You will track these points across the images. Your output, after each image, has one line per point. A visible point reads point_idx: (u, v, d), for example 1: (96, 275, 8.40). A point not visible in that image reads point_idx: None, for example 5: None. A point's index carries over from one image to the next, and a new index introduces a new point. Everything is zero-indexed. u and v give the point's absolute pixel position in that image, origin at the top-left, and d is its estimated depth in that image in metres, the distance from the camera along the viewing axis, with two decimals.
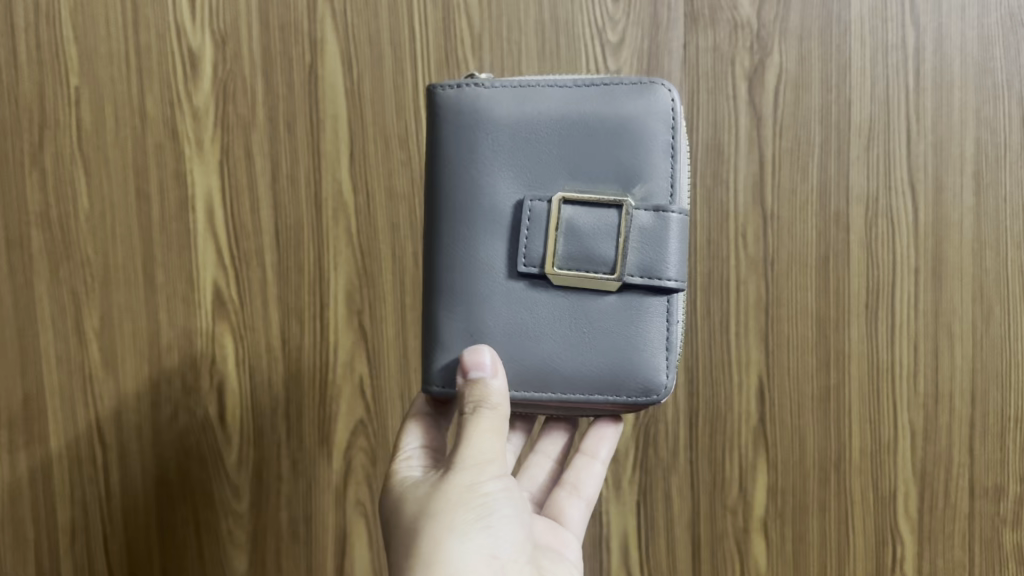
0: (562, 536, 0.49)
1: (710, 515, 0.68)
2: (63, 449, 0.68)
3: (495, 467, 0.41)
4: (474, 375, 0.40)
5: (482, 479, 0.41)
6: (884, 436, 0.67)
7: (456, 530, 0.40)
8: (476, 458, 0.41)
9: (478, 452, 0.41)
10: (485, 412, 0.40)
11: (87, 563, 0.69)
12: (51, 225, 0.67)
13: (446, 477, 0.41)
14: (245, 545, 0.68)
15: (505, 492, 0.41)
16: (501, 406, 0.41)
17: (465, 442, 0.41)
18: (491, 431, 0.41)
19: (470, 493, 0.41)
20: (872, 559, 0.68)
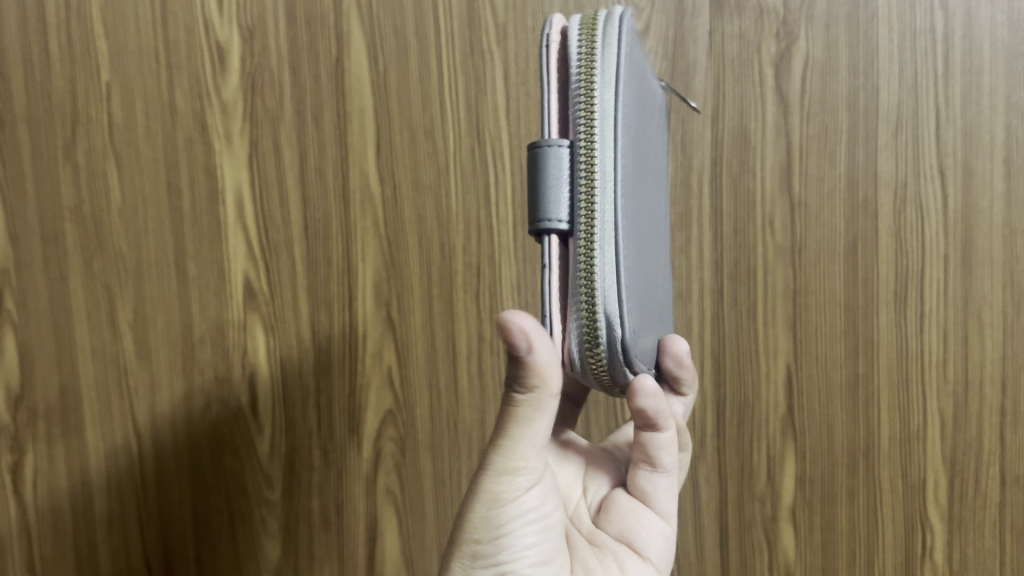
0: (643, 530, 0.48)
1: (738, 503, 0.68)
2: (99, 440, 0.69)
3: (517, 498, 0.40)
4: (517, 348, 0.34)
5: (511, 487, 0.40)
6: (913, 422, 0.66)
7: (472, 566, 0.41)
8: (495, 492, 0.40)
9: (496, 485, 0.40)
10: (523, 409, 0.37)
11: (123, 551, 0.70)
12: (84, 221, 0.68)
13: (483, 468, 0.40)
14: (278, 533, 0.69)
15: (528, 523, 0.41)
16: (525, 438, 0.38)
17: (487, 472, 0.40)
18: (510, 465, 0.39)
19: (487, 529, 0.40)
20: (900, 548, 0.68)
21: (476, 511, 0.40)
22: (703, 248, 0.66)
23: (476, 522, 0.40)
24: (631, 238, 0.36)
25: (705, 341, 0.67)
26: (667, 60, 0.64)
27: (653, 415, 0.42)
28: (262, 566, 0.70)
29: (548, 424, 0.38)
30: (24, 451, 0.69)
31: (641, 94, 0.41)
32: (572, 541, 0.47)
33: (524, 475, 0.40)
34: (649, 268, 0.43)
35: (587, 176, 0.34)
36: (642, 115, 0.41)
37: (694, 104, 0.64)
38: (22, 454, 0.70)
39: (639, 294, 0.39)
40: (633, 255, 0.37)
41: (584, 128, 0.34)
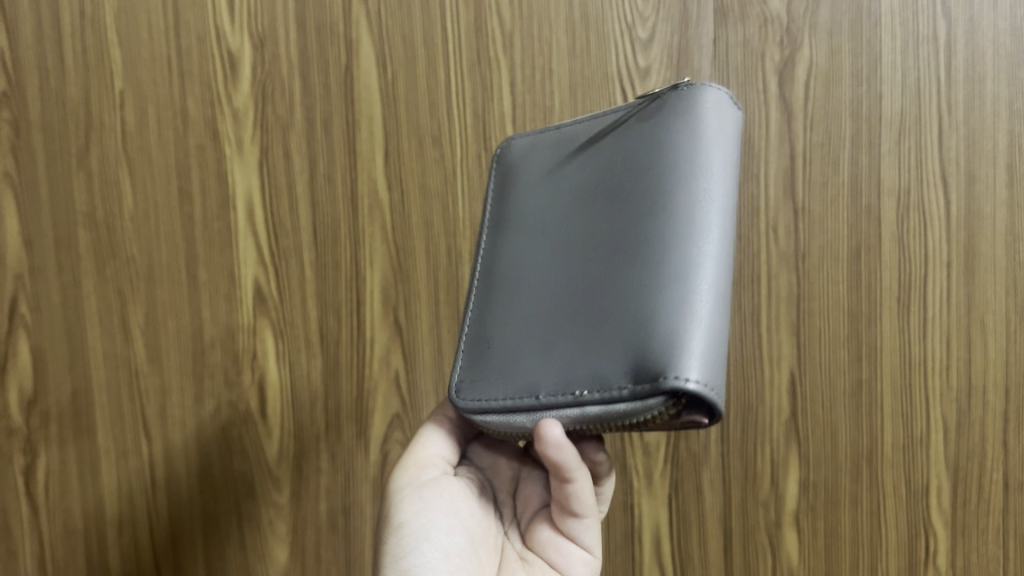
0: (563, 558, 0.47)
1: (742, 508, 0.68)
2: (110, 442, 0.70)
3: (419, 490, 0.47)
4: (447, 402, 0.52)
5: (416, 482, 0.47)
6: (916, 426, 0.67)
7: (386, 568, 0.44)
8: (400, 494, 0.47)
9: (398, 487, 0.48)
10: (433, 426, 0.51)
11: (133, 552, 0.71)
12: (98, 226, 0.69)
13: (392, 485, 0.48)
14: (286, 534, 0.70)
15: (436, 512, 0.46)
16: (423, 448, 0.49)
17: (393, 484, 0.48)
18: (409, 467, 0.48)
19: (396, 527, 0.46)
20: (904, 553, 0.68)
21: (389, 516, 0.47)
22: None
23: (388, 525, 0.46)
24: (495, 307, 0.46)
25: None
26: (672, 67, 0.65)
27: (559, 466, 0.40)
28: (269, 568, 0.71)
29: (442, 441, 0.50)
30: (36, 453, 0.70)
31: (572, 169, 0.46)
32: (500, 554, 0.48)
33: (423, 473, 0.48)
34: (574, 296, 0.41)
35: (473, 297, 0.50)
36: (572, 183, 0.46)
37: None
38: (36, 456, 0.70)
39: (521, 338, 0.43)
40: (491, 318, 0.45)
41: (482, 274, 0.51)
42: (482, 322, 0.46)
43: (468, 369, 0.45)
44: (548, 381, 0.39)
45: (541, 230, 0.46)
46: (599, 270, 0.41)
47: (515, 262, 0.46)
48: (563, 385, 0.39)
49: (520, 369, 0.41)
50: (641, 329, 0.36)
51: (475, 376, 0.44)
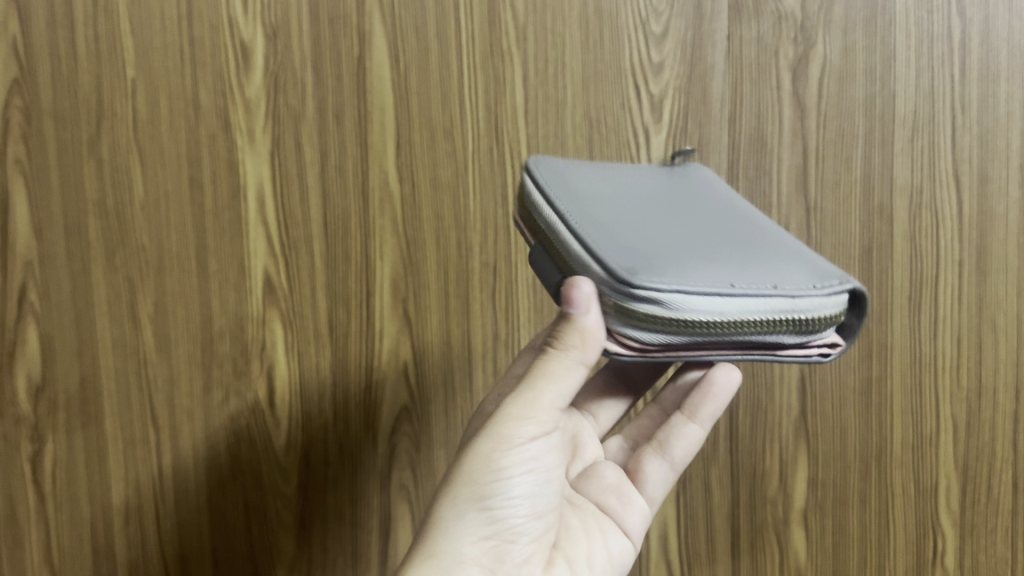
0: (623, 500, 0.53)
1: (750, 505, 0.68)
2: (117, 431, 0.70)
3: (527, 444, 0.42)
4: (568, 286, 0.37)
5: (524, 436, 0.42)
6: (926, 426, 0.67)
7: (456, 493, 0.42)
8: (504, 429, 0.42)
9: (506, 422, 0.42)
10: (565, 358, 0.40)
11: (139, 541, 0.71)
12: (108, 214, 0.68)
13: (499, 418, 0.42)
14: (293, 525, 0.70)
15: (528, 474, 0.43)
16: (553, 388, 0.41)
17: (500, 423, 0.42)
18: (523, 413, 0.42)
19: (485, 463, 0.42)
20: (911, 552, 0.68)
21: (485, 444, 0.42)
22: None
23: (479, 450, 0.42)
24: (602, 222, 0.41)
25: None
26: (685, 63, 0.64)
27: (700, 402, 0.56)
28: (276, 558, 0.71)
29: (575, 383, 0.41)
30: (43, 441, 0.70)
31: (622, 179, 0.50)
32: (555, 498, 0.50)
33: (537, 429, 0.42)
34: (700, 238, 0.43)
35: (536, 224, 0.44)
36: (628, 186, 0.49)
37: (712, 105, 0.65)
38: (42, 444, 0.70)
39: (664, 250, 0.39)
40: (605, 229, 0.40)
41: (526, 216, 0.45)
42: (606, 226, 0.41)
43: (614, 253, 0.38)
44: (730, 278, 0.38)
45: (626, 202, 0.46)
46: (705, 230, 0.44)
47: (605, 206, 0.44)
48: (751, 281, 0.38)
49: (690, 264, 0.38)
50: (814, 263, 0.42)
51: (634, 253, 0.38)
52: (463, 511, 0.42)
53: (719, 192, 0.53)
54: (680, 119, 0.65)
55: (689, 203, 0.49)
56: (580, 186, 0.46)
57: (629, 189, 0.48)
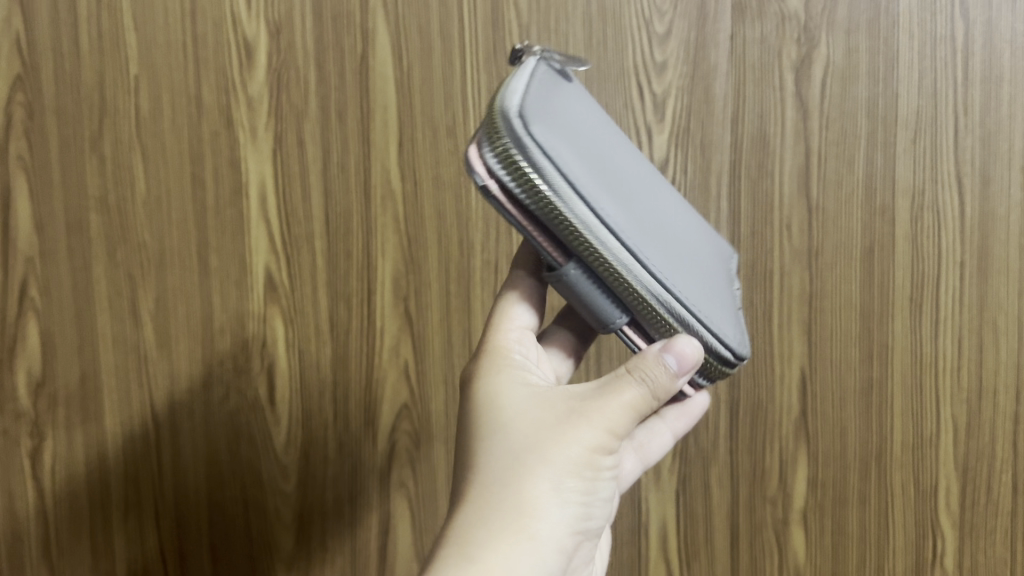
0: None
1: (749, 506, 0.68)
2: (118, 427, 0.70)
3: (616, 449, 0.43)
4: (670, 356, 0.40)
5: (618, 440, 0.42)
6: (926, 427, 0.67)
7: (541, 489, 0.41)
8: (594, 436, 0.42)
9: (597, 429, 0.42)
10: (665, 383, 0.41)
11: (138, 537, 0.71)
12: (109, 210, 0.68)
13: (601, 418, 0.42)
14: (292, 523, 0.70)
15: (603, 483, 0.43)
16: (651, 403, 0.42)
17: (603, 425, 0.42)
18: (624, 422, 0.42)
19: (575, 466, 0.41)
20: (911, 553, 0.68)
21: (575, 447, 0.41)
22: None
23: (568, 451, 0.41)
24: (664, 255, 0.41)
25: None
26: (689, 63, 0.64)
27: (675, 416, 0.55)
28: (275, 555, 0.71)
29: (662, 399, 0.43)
30: (43, 437, 0.70)
31: (576, 123, 0.44)
32: None
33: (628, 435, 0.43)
34: (677, 229, 0.47)
35: (583, 247, 0.37)
36: (592, 140, 0.44)
37: (714, 105, 0.65)
38: (41, 440, 0.70)
39: (698, 281, 0.44)
40: (671, 268, 0.41)
41: (549, 220, 0.37)
42: (674, 269, 0.40)
43: (704, 312, 0.41)
44: (728, 299, 0.49)
45: (610, 179, 0.41)
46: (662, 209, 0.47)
47: (619, 199, 0.40)
48: (728, 298, 0.48)
49: (715, 296, 0.45)
50: (709, 239, 0.54)
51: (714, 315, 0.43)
52: (555, 503, 0.41)
53: (584, 105, 0.49)
54: (683, 119, 0.65)
55: (608, 145, 0.46)
56: (596, 176, 0.40)
57: (587, 144, 0.42)
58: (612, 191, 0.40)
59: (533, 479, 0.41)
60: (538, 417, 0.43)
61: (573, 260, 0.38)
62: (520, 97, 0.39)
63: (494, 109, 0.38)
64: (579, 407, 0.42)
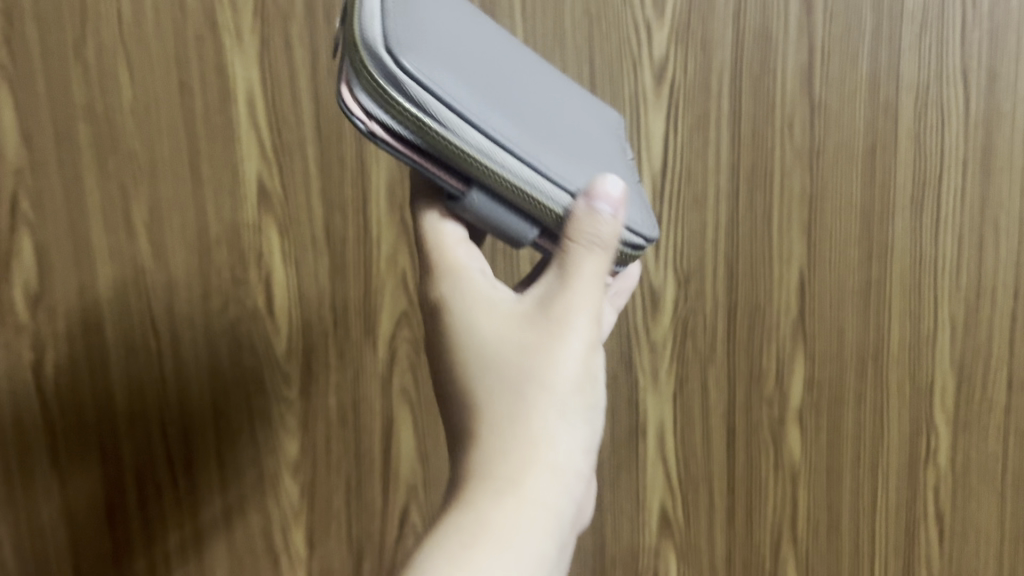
0: None
1: (746, 404, 0.69)
2: (118, 338, 0.70)
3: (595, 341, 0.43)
4: (601, 208, 0.41)
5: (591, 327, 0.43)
6: (924, 326, 0.67)
7: (552, 421, 0.41)
8: (579, 347, 0.42)
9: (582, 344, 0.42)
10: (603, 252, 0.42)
11: (146, 445, 0.72)
12: (97, 119, 0.67)
13: (576, 320, 0.42)
14: (297, 428, 0.71)
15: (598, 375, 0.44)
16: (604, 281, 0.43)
17: (574, 327, 0.42)
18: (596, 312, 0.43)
19: (570, 385, 0.42)
20: (905, 449, 0.69)
21: (569, 368, 0.42)
22: (721, 150, 0.65)
23: (564, 372, 0.41)
24: (564, 157, 0.43)
25: (719, 249, 0.66)
26: None
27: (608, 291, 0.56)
28: (281, 460, 0.72)
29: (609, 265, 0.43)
30: (45, 348, 0.71)
31: (455, 27, 0.42)
32: None
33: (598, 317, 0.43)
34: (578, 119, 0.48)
35: (487, 177, 0.39)
36: (474, 44, 0.43)
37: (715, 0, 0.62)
38: (43, 352, 0.71)
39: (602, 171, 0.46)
40: (574, 169, 0.43)
41: (451, 156, 0.38)
42: (576, 171, 0.42)
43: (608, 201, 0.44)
44: (626, 170, 0.51)
45: (500, 90, 0.41)
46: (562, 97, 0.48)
47: (519, 115, 0.41)
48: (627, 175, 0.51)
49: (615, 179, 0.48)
50: (594, 101, 0.53)
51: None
52: (564, 418, 0.41)
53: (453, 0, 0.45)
54: (683, 15, 0.63)
55: (486, 45, 0.44)
56: (489, 94, 0.40)
57: (466, 57, 0.41)
58: (506, 106, 0.41)
59: (542, 411, 0.41)
60: (519, 346, 0.42)
61: (477, 186, 0.40)
62: (393, 32, 0.37)
63: (365, 59, 0.36)
64: (557, 323, 0.42)
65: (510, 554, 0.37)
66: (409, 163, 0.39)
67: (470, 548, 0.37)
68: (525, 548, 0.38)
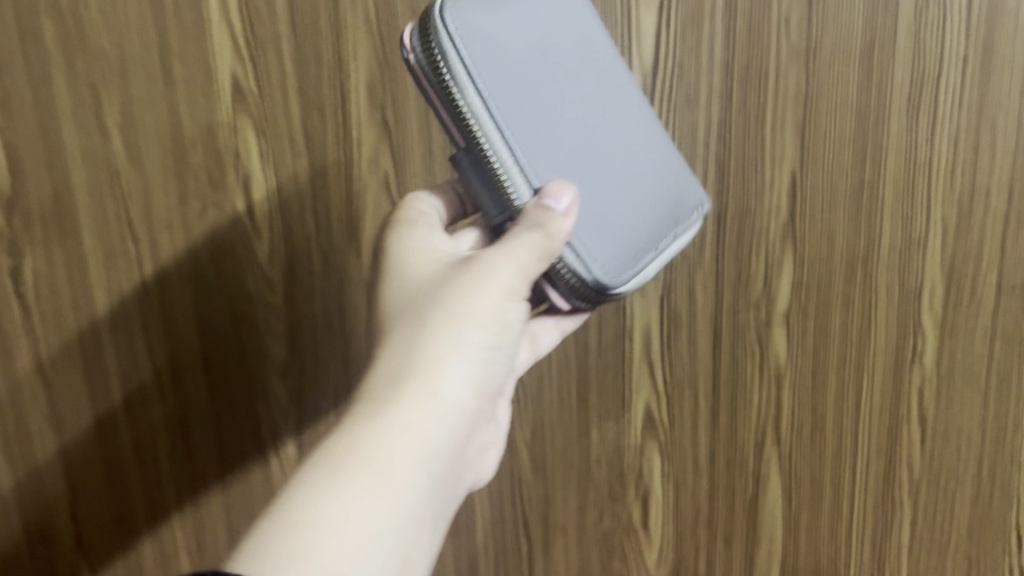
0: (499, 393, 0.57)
1: (733, 307, 0.68)
2: (96, 243, 0.69)
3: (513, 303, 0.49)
4: (547, 201, 0.48)
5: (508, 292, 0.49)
6: (915, 229, 0.65)
7: (440, 359, 0.47)
8: (487, 298, 0.48)
9: (480, 296, 0.48)
10: (540, 232, 0.47)
11: (129, 351, 0.72)
12: (62, 15, 0.64)
13: (494, 279, 0.48)
14: (282, 333, 0.71)
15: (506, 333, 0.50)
16: (537, 258, 0.48)
17: (489, 285, 0.48)
18: (516, 284, 0.48)
19: (469, 327, 0.48)
20: (891, 352, 0.68)
21: (465, 317, 0.48)
22: (714, 46, 0.62)
23: (468, 312, 0.48)
24: (551, 163, 0.50)
25: (710, 150, 0.65)
26: None
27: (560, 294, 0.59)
28: (267, 365, 0.72)
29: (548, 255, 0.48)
30: (22, 255, 0.69)
31: (526, 21, 0.51)
32: None
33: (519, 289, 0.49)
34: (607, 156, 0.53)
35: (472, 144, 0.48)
36: (535, 39, 0.51)
37: None
38: (21, 258, 0.70)
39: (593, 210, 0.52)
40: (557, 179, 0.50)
41: (450, 109, 0.47)
42: (547, 172, 0.49)
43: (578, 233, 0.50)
44: (651, 233, 0.55)
45: (528, 97, 0.49)
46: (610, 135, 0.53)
47: (527, 116, 0.49)
48: (651, 241, 0.55)
49: (611, 227, 0.53)
50: (663, 152, 0.57)
51: (590, 249, 0.51)
52: (457, 353, 0.48)
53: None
54: None
55: (549, 51, 0.51)
56: (507, 90, 0.48)
57: (520, 61, 0.49)
58: (519, 106, 0.49)
59: (441, 342, 0.47)
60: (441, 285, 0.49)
61: (464, 149, 0.49)
62: (463, 30, 0.47)
63: (430, 24, 0.47)
64: (472, 271, 0.49)
65: (377, 472, 0.42)
66: (425, 97, 0.49)
67: (341, 471, 0.41)
68: (394, 471, 0.42)
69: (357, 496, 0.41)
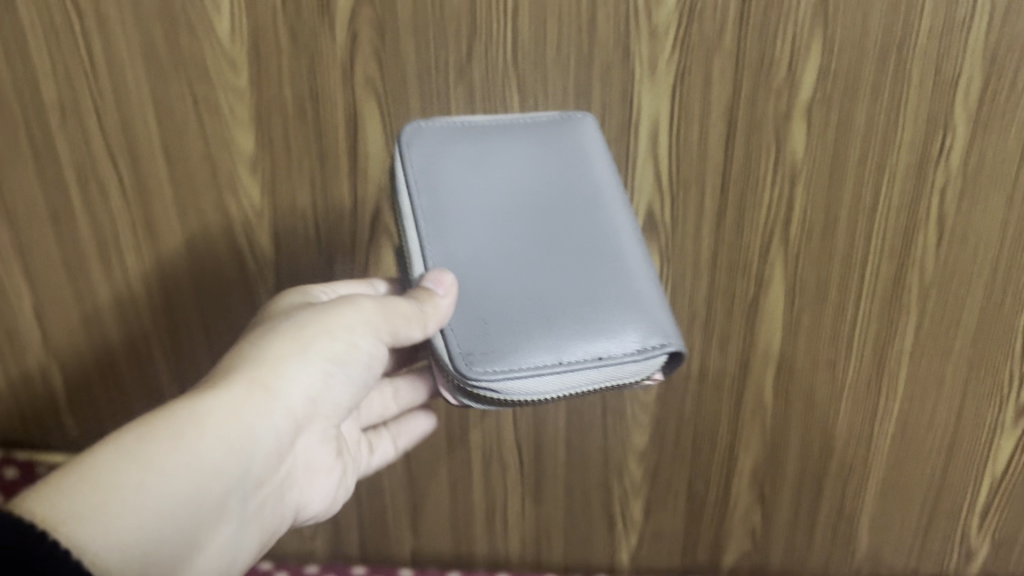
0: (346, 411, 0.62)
1: (750, 96, 0.62)
2: (34, 15, 0.61)
3: (366, 353, 0.53)
4: (429, 284, 0.49)
5: (362, 343, 0.52)
6: (960, 8, 0.57)
7: (280, 362, 0.50)
8: (340, 338, 0.52)
9: (343, 333, 0.52)
10: (417, 302, 0.48)
11: (83, 140, 0.66)
12: None
13: (355, 334, 0.52)
14: (249, 121, 0.64)
15: (347, 371, 0.53)
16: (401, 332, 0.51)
17: (347, 328, 0.52)
18: (369, 339, 0.52)
19: (318, 354, 0.51)
20: (916, 149, 0.63)
21: (319, 343, 0.51)
22: None
23: (323, 342, 0.51)
24: (456, 255, 0.51)
25: None
26: None
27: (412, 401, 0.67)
28: (236, 156, 0.66)
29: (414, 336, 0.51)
30: None
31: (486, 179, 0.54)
32: None
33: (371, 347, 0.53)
34: (537, 295, 0.49)
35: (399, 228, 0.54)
36: (487, 188, 0.54)
37: None
38: None
39: (498, 305, 0.49)
40: (457, 250, 0.51)
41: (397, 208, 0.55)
42: (445, 251, 0.51)
43: (460, 328, 0.48)
44: (547, 334, 0.48)
45: (456, 187, 0.53)
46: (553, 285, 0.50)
47: (451, 207, 0.53)
48: (576, 352, 0.47)
49: (513, 323, 0.48)
50: (629, 300, 0.49)
51: (472, 341, 0.48)
52: (297, 363, 0.50)
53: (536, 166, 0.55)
54: None
55: (513, 215, 0.53)
56: (430, 184, 0.54)
57: (468, 181, 0.54)
58: (437, 193, 0.53)
59: (286, 355, 0.50)
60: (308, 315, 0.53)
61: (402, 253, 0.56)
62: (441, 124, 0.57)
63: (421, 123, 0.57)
64: (337, 309, 0.52)
65: (191, 452, 0.44)
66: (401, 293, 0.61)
67: (155, 438, 0.43)
68: (201, 452, 0.45)
69: (163, 471, 0.42)
